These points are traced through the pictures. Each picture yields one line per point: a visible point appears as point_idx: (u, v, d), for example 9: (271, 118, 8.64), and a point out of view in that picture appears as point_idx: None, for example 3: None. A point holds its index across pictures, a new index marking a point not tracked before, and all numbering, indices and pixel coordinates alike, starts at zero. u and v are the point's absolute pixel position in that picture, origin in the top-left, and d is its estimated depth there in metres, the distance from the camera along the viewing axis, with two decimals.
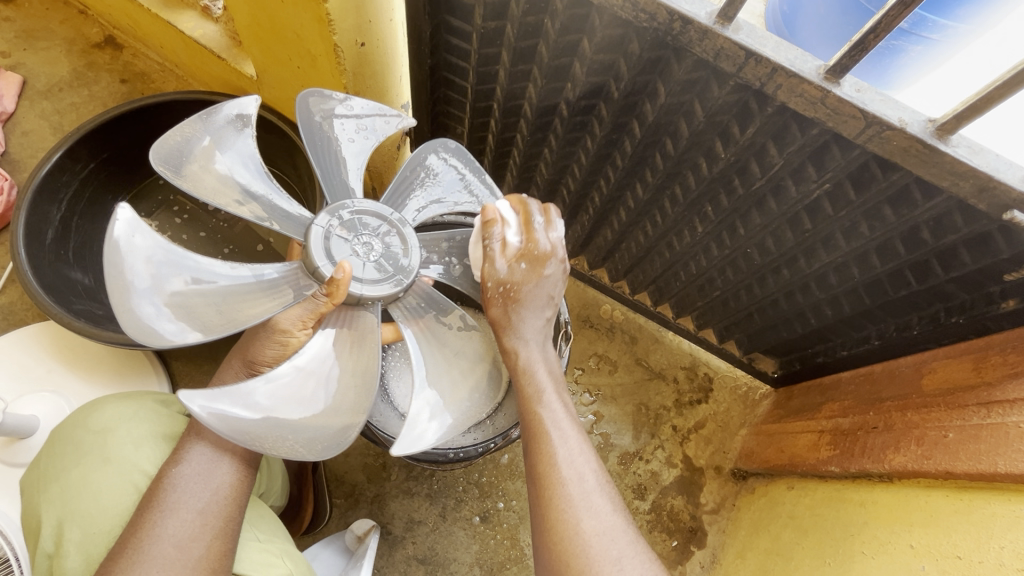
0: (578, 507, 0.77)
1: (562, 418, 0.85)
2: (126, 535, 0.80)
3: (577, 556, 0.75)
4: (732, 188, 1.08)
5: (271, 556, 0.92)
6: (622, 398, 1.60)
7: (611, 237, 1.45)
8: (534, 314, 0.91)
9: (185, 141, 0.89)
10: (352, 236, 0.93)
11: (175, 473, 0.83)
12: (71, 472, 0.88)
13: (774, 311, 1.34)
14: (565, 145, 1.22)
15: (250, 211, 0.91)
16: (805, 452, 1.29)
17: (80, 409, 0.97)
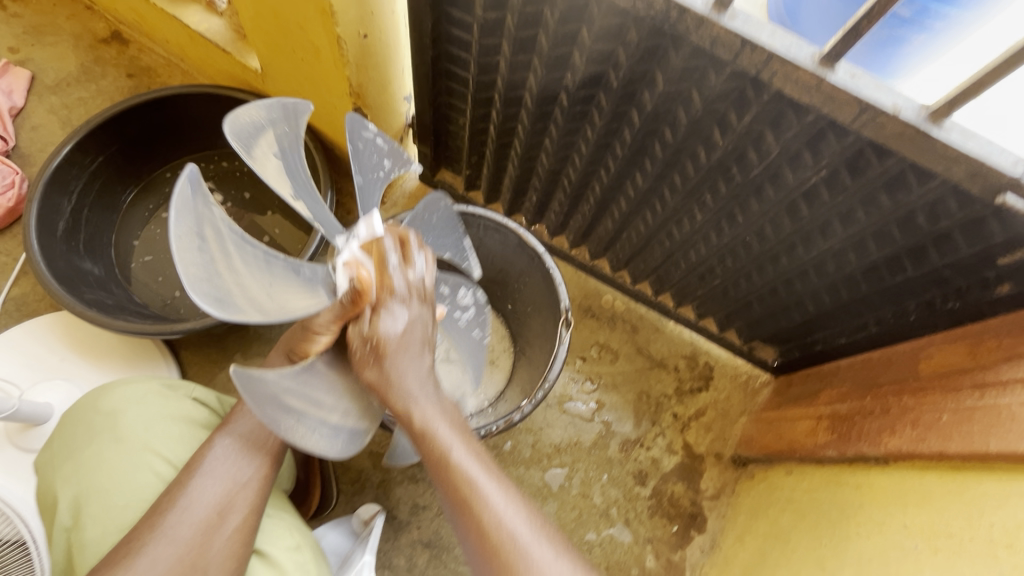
0: (520, 558, 0.73)
1: (476, 466, 0.78)
2: (167, 494, 0.83)
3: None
4: (730, 175, 1.09)
5: (281, 528, 0.95)
6: (623, 386, 1.62)
7: (611, 227, 1.47)
8: (410, 366, 0.82)
9: (250, 124, 0.84)
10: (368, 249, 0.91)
11: (222, 441, 0.88)
12: (84, 451, 0.91)
13: (773, 300, 1.36)
14: (566, 135, 1.24)
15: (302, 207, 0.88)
16: (804, 437, 1.31)
17: (91, 392, 0.99)
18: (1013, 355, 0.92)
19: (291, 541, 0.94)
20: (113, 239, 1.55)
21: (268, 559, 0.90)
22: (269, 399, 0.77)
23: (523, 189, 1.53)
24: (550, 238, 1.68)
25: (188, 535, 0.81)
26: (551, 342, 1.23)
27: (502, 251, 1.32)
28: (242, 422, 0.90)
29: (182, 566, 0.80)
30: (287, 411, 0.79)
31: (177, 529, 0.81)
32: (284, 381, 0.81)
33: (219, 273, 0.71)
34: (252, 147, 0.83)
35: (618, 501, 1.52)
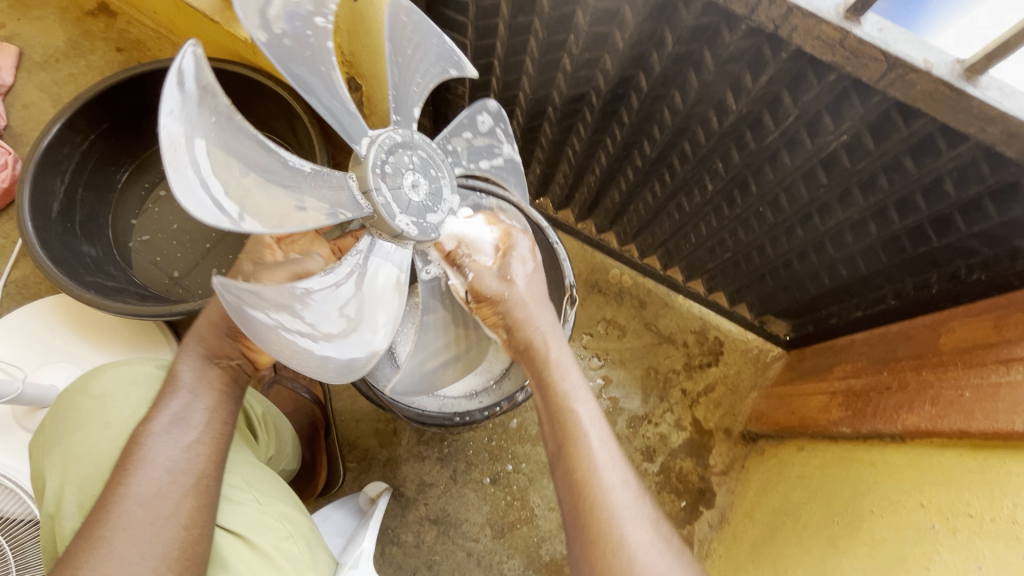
0: (621, 520, 0.73)
1: (597, 424, 0.80)
2: (103, 493, 0.74)
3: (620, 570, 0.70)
4: (744, 142, 1.03)
5: (269, 517, 0.85)
6: (630, 361, 1.59)
7: (618, 199, 1.42)
8: (546, 316, 0.87)
9: (192, 166, 0.61)
10: (399, 177, 0.80)
11: (143, 428, 0.77)
12: (72, 436, 0.83)
13: (787, 273, 1.31)
14: (570, 103, 1.18)
15: (317, 204, 0.74)
16: (816, 413, 1.27)
17: (81, 375, 0.92)
18: None
19: (281, 530, 0.84)
20: (109, 220, 1.52)
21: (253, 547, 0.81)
22: (421, 374, 1.00)
23: (526, 160, 1.48)
24: (555, 212, 1.63)
25: (114, 534, 0.71)
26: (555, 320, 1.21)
27: None
28: (166, 419, 0.78)
29: (114, 566, 0.69)
30: (432, 371, 1.00)
31: (110, 529, 0.71)
32: (416, 357, 0.99)
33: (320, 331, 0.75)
34: (218, 185, 0.64)
35: None
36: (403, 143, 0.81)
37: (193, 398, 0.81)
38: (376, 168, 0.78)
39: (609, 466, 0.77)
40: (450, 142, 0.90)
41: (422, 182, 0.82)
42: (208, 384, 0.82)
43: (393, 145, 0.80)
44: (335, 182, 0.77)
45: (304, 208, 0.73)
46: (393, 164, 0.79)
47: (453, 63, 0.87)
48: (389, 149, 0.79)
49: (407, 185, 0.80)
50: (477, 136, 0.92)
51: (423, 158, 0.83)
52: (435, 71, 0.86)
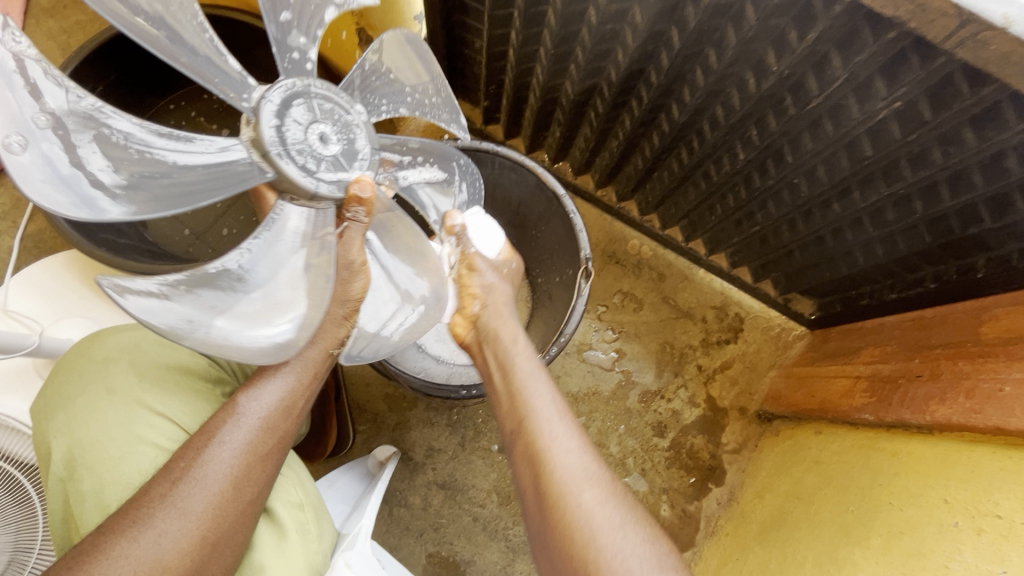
0: (574, 475, 0.72)
1: (550, 400, 0.82)
2: (181, 459, 0.72)
3: (574, 525, 0.68)
4: (783, 107, 0.95)
5: (284, 483, 0.86)
6: (646, 335, 1.55)
7: (641, 166, 1.34)
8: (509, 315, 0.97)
9: (228, 337, 0.69)
10: (308, 146, 0.75)
11: (245, 405, 0.76)
12: (77, 400, 0.81)
13: (818, 250, 1.24)
14: (593, 60, 1.09)
15: (308, 249, 0.79)
16: (837, 398, 1.23)
17: (79, 343, 0.91)
18: None
19: (294, 497, 0.85)
20: None
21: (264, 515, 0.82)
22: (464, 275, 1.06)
23: (546, 123, 1.41)
24: (574, 177, 1.56)
25: (200, 508, 0.70)
26: (570, 293, 1.16)
27: (520, 193, 1.22)
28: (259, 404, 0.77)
29: (192, 542, 0.69)
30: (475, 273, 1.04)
31: (189, 502, 0.69)
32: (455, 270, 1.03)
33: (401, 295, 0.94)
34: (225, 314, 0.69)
35: (635, 452, 1.47)
36: (278, 123, 0.74)
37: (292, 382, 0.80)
38: (296, 160, 0.74)
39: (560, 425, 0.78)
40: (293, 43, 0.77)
41: (323, 130, 0.77)
42: (306, 372, 0.82)
43: (275, 133, 0.73)
44: (303, 223, 0.78)
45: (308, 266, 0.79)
46: (288, 143, 0.74)
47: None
48: (281, 139, 0.73)
49: (321, 147, 0.76)
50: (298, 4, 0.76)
51: (303, 110, 0.76)
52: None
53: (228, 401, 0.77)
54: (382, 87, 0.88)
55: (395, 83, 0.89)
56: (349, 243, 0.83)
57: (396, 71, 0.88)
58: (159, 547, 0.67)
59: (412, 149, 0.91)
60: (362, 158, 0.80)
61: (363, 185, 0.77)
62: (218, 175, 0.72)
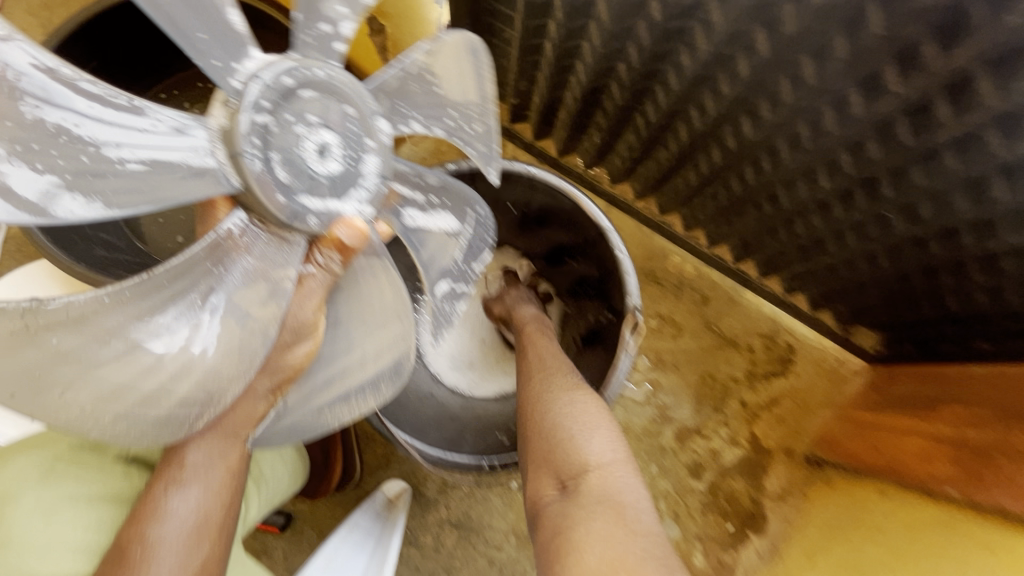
0: (550, 379, 0.89)
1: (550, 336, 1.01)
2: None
3: (541, 407, 0.85)
4: (893, 133, 0.76)
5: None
6: (684, 366, 1.39)
7: (694, 180, 1.17)
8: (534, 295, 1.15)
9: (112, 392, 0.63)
10: (302, 159, 0.63)
11: (151, 529, 0.67)
12: None
13: (901, 288, 1.06)
14: (651, 62, 0.91)
15: (256, 301, 0.68)
16: (913, 461, 1.07)
17: None
18: None
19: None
20: None
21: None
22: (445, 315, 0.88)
23: (583, 126, 1.23)
24: (611, 185, 1.39)
25: None
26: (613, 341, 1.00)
27: (556, 218, 1.05)
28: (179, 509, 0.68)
29: None
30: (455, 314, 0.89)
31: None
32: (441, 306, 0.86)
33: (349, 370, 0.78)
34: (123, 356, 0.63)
35: (668, 494, 1.34)
36: (269, 120, 0.61)
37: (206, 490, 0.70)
38: (280, 175, 0.62)
39: (575, 387, 0.86)
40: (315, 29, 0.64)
41: (325, 141, 0.64)
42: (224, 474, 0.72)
43: (260, 133, 0.61)
44: (256, 259, 0.67)
45: (248, 317, 0.68)
46: (280, 148, 0.62)
47: None
48: (271, 144, 0.62)
49: (312, 163, 0.64)
50: None
51: (313, 110, 0.63)
52: None
53: (138, 512, 0.69)
54: (421, 98, 0.73)
55: (434, 92, 0.73)
56: (306, 296, 0.70)
57: (438, 80, 0.73)
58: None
59: (430, 185, 0.77)
60: (363, 188, 0.68)
61: (349, 228, 0.67)
62: (171, 185, 0.61)
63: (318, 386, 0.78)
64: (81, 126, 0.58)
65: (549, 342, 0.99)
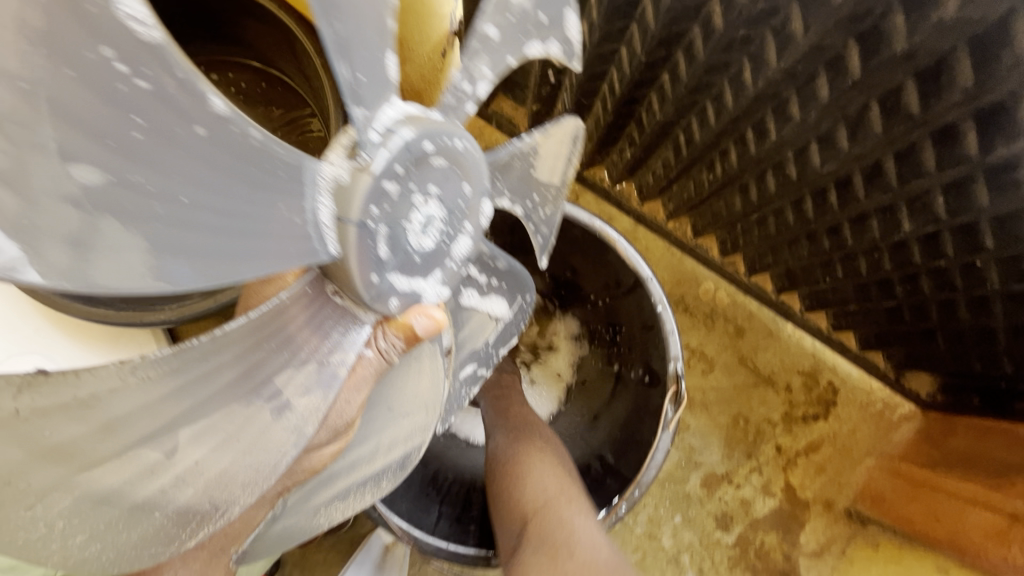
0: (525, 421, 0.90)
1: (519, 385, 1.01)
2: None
3: (512, 444, 0.85)
4: (1011, 178, 0.61)
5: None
6: (714, 406, 1.26)
7: (738, 207, 1.02)
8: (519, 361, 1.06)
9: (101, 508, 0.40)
10: (405, 236, 0.46)
11: None
12: None
13: (979, 342, 0.92)
14: (705, 75, 0.76)
15: (298, 385, 0.46)
16: (981, 538, 0.95)
17: None
18: None
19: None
20: None
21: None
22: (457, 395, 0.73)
23: (613, 138, 1.08)
24: (639, 203, 1.24)
25: None
26: (652, 402, 0.89)
27: (585, 255, 0.90)
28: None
29: None
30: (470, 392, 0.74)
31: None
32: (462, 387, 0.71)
33: (361, 470, 0.61)
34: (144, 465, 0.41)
35: (692, 547, 1.22)
36: (398, 185, 0.44)
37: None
38: (379, 250, 0.45)
39: (529, 431, 0.87)
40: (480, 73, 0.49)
41: (437, 216, 0.48)
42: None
43: (378, 198, 0.43)
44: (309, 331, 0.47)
45: (288, 409, 0.45)
46: (390, 219, 0.45)
47: None
48: (386, 212, 0.44)
49: (416, 243, 0.48)
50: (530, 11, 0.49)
51: (437, 181, 0.47)
52: None
53: None
54: (519, 172, 0.61)
55: (529, 172, 0.61)
56: (353, 392, 0.50)
57: (540, 161, 0.61)
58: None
59: (497, 268, 0.64)
60: (447, 269, 0.52)
61: (431, 324, 0.50)
62: (251, 248, 0.41)
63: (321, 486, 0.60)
64: (166, 157, 0.36)
65: (520, 399, 0.95)
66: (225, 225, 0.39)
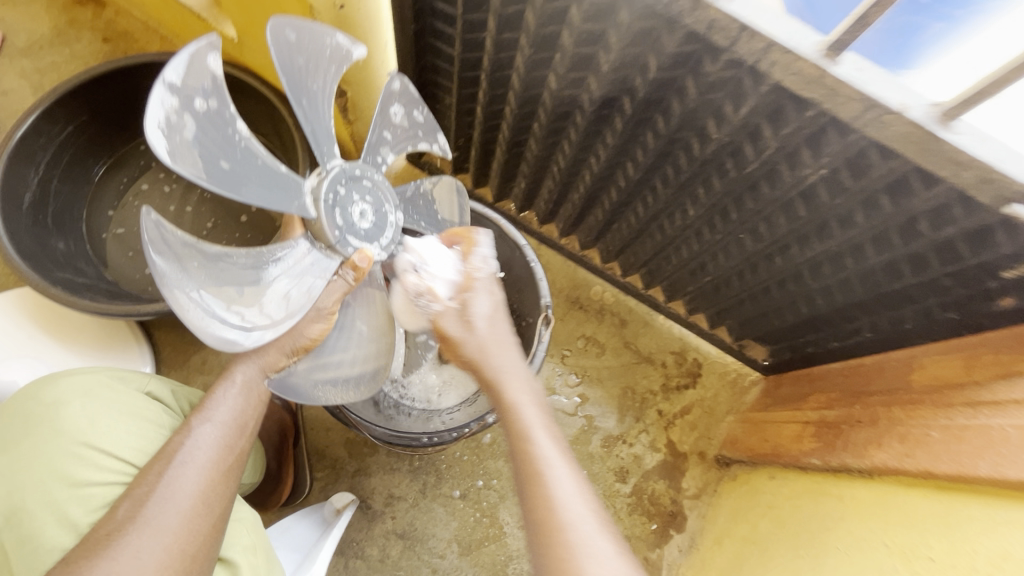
0: (562, 491, 0.73)
1: (538, 424, 0.81)
2: (143, 483, 0.79)
3: (552, 534, 0.70)
4: (725, 170, 1.03)
5: (237, 527, 0.90)
6: (608, 380, 1.59)
7: (602, 218, 1.42)
8: (504, 338, 0.90)
9: (208, 314, 0.77)
10: (348, 211, 0.91)
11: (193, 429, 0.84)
12: (23, 443, 0.82)
13: (766, 300, 1.31)
14: (555, 120, 1.18)
15: (306, 283, 0.90)
16: (789, 442, 1.27)
17: (37, 381, 0.90)
18: (1010, 374, 0.87)
19: (245, 540, 0.89)
20: (84, 214, 1.50)
21: (224, 564, 0.85)
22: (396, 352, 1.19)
23: (511, 175, 1.48)
24: (539, 226, 1.63)
25: (174, 524, 0.77)
26: (530, 339, 1.21)
27: None
28: (222, 410, 0.87)
29: (170, 555, 0.75)
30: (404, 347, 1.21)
31: (161, 518, 0.76)
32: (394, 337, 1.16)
33: (340, 370, 0.97)
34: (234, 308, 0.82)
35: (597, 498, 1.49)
36: (341, 187, 0.90)
37: (243, 400, 0.89)
38: (336, 218, 0.90)
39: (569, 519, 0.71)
40: (380, 153, 0.97)
41: (369, 210, 0.93)
42: (257, 394, 0.91)
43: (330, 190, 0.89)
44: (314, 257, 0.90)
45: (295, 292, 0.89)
46: (340, 203, 0.90)
47: (339, 61, 0.92)
48: (336, 198, 0.90)
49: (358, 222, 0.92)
50: (400, 127, 1.00)
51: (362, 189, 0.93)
52: (334, 63, 0.91)
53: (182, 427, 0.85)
54: (424, 207, 1.06)
55: (432, 209, 1.07)
56: (329, 293, 0.92)
57: (436, 204, 1.07)
58: (139, 563, 0.73)
59: None
60: (381, 241, 0.95)
61: (362, 256, 0.91)
62: (273, 197, 0.84)
63: (313, 374, 0.96)
64: (244, 160, 0.82)
65: (539, 451, 0.77)
66: (267, 193, 0.84)
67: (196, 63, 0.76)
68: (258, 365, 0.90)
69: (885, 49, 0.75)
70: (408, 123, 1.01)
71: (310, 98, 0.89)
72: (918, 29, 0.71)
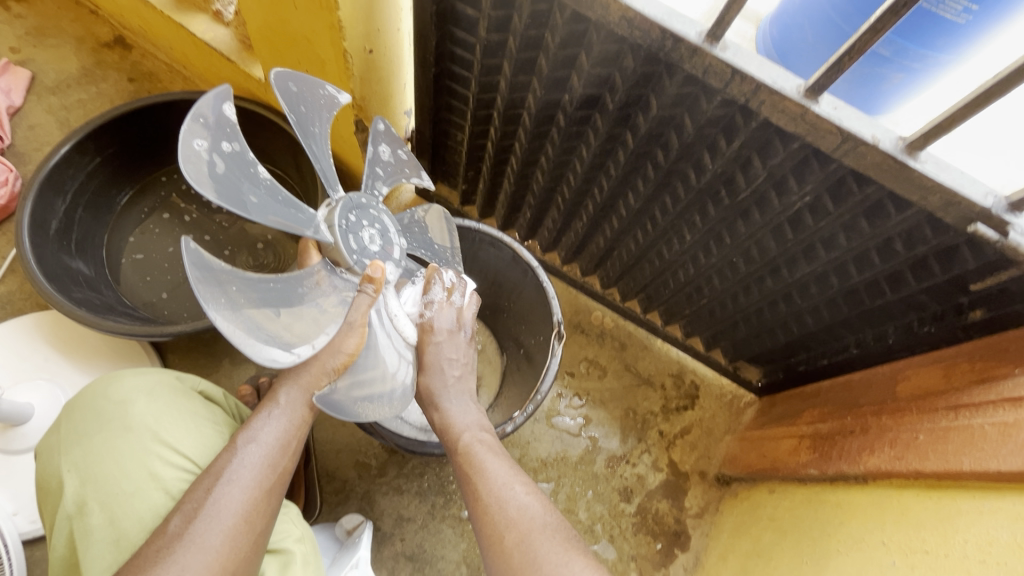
0: (498, 489, 0.88)
1: (479, 446, 0.97)
2: (192, 500, 0.82)
3: (489, 525, 0.84)
4: (719, 198, 1.14)
5: (285, 521, 0.97)
6: (610, 402, 1.64)
7: (603, 245, 1.51)
8: (445, 377, 1.08)
9: (257, 338, 0.76)
10: (359, 231, 0.93)
11: (240, 448, 0.87)
12: (94, 437, 0.91)
13: (759, 321, 1.39)
14: (562, 154, 1.28)
15: (331, 300, 0.91)
16: (786, 455, 1.33)
17: (99, 380, 0.99)
18: (986, 378, 0.95)
19: (296, 533, 0.96)
20: (105, 240, 1.55)
21: (277, 553, 0.92)
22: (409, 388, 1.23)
23: (518, 205, 1.58)
24: (542, 254, 1.71)
25: (217, 542, 0.79)
26: (543, 355, 1.27)
27: (497, 264, 1.36)
28: (267, 431, 0.90)
29: (213, 571, 0.77)
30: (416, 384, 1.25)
31: (207, 536, 0.78)
32: None
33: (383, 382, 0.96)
34: (276, 330, 0.80)
35: (602, 518, 1.52)
36: (347, 215, 0.92)
37: (286, 422, 0.92)
38: (352, 244, 0.91)
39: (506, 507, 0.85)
40: (375, 187, 1.02)
41: (377, 234, 0.96)
42: (300, 415, 0.93)
43: (341, 219, 0.91)
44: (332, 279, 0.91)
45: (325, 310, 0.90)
46: (350, 229, 0.92)
47: (328, 103, 0.95)
48: (346, 223, 0.91)
49: (370, 248, 0.94)
50: (385, 164, 1.05)
51: (366, 216, 0.95)
52: (324, 106, 0.94)
53: (227, 446, 0.88)
54: (419, 233, 1.12)
55: (427, 236, 1.13)
56: (355, 307, 0.90)
57: (429, 232, 1.14)
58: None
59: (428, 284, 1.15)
60: (392, 262, 0.98)
61: (376, 266, 0.90)
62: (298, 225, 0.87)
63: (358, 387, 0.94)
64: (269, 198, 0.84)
65: (479, 460, 0.94)
66: (293, 224, 0.86)
67: (215, 110, 0.77)
68: (300, 388, 0.93)
69: (856, 92, 0.97)
70: (395, 158, 1.06)
71: (313, 138, 0.92)
72: (881, 79, 0.92)
